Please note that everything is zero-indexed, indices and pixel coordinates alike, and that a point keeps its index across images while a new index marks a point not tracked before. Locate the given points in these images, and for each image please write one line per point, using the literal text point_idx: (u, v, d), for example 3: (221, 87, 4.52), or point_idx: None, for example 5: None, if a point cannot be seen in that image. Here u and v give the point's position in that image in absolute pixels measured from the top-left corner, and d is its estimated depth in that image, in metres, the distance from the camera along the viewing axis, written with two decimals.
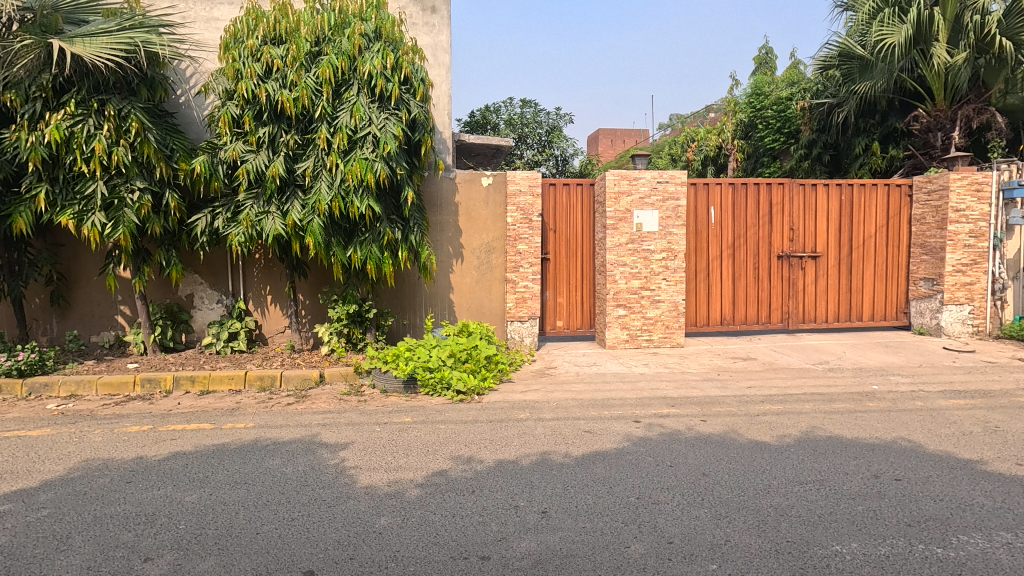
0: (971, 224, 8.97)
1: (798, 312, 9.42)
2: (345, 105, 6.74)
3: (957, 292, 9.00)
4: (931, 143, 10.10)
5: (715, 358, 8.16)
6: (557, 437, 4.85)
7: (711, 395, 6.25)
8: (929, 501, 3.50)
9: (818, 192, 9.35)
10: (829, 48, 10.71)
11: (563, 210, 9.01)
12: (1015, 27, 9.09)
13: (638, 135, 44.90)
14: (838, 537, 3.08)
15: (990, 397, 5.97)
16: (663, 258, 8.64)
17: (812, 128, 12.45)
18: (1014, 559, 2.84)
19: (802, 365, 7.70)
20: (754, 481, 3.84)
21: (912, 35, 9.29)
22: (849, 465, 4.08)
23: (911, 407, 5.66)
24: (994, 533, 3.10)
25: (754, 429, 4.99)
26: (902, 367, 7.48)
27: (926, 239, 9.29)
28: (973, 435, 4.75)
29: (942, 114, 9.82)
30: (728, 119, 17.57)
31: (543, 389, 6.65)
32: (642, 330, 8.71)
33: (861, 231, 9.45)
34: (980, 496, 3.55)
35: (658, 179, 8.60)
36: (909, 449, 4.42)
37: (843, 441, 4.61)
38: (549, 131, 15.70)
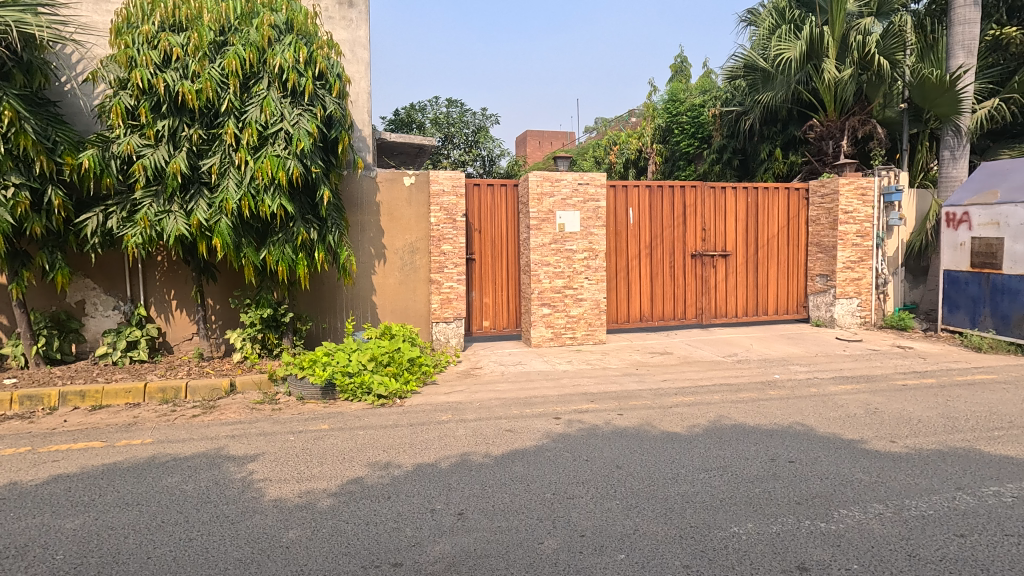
0: (858, 224, 9.85)
1: (711, 308, 9.97)
2: (254, 99, 6.40)
3: (847, 287, 9.86)
4: (824, 151, 10.92)
5: (635, 354, 8.48)
6: (478, 437, 4.85)
7: (629, 389, 6.48)
8: (817, 480, 3.80)
9: (727, 195, 9.93)
10: (735, 59, 11.42)
11: (488, 210, 9.04)
12: (891, 47, 9.98)
13: (564, 137, 45.77)
14: (736, 519, 3.28)
15: (872, 382, 6.59)
16: (585, 258, 8.87)
17: (722, 135, 13.39)
18: (886, 528, 3.14)
19: (713, 358, 8.17)
20: (663, 471, 4.02)
21: (805, 51, 10.13)
22: (750, 451, 4.36)
23: (806, 393, 6.15)
24: (869, 505, 3.41)
25: (666, 420, 5.23)
26: (801, 357, 8.09)
27: (821, 239, 10.10)
28: (856, 416, 5.23)
29: (833, 125, 10.63)
30: (647, 124, 18.37)
31: (467, 390, 6.63)
32: (566, 328, 8.89)
33: (765, 232, 10.14)
34: (860, 472, 3.91)
35: (579, 180, 8.80)
36: (802, 432, 4.79)
37: (745, 428, 4.94)
38: (475, 131, 15.66)
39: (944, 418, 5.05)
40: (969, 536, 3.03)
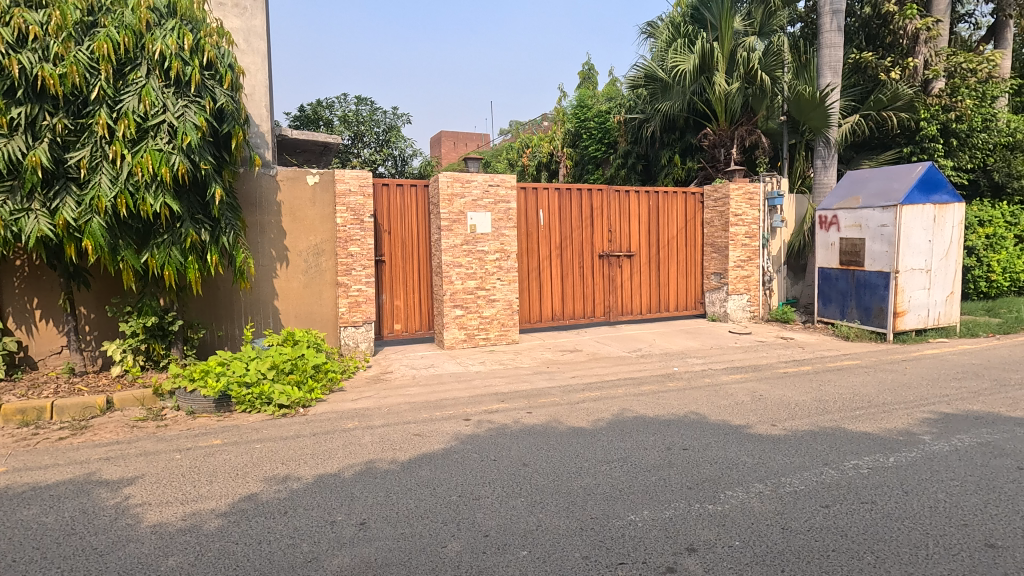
0: (746, 226, 10.67)
1: (618, 306, 10.40)
2: (131, 87, 5.83)
3: (738, 284, 10.66)
4: (717, 157, 11.75)
5: (546, 352, 8.66)
6: (385, 443, 4.73)
7: (539, 387, 6.61)
8: (707, 464, 4.07)
9: (631, 198, 10.40)
10: (636, 69, 12.06)
11: (397, 211, 8.85)
12: (771, 64, 10.92)
13: (479, 138, 45.97)
14: (633, 508, 3.43)
15: (758, 371, 7.18)
16: (497, 259, 8.92)
17: (627, 140, 14.16)
18: (764, 505, 3.42)
19: (620, 353, 8.54)
20: (568, 465, 4.13)
21: (698, 64, 11.03)
22: (649, 441, 4.59)
23: (701, 383, 6.59)
24: (751, 485, 3.70)
25: (572, 416, 5.38)
26: (698, 350, 8.64)
27: (714, 240, 10.86)
28: (743, 403, 5.67)
29: (724, 133, 11.47)
30: (558, 128, 18.85)
31: (376, 395, 6.45)
32: (479, 329, 8.90)
33: (666, 233, 10.73)
34: (745, 455, 4.23)
35: (489, 182, 8.85)
36: (696, 421, 5.11)
37: (645, 420, 5.19)
38: (386, 130, 15.29)
39: (815, 401, 5.60)
40: (832, 506, 3.37)
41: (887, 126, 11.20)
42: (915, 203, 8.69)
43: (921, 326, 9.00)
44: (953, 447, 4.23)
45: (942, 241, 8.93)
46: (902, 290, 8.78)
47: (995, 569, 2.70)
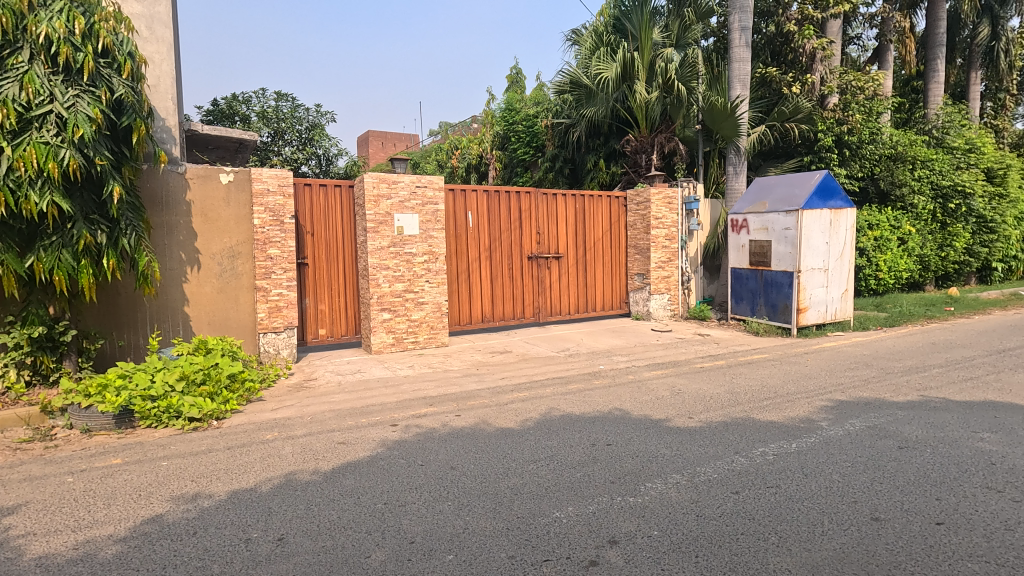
0: (666, 229, 11.16)
1: (547, 306, 10.58)
2: (10, 73, 5.25)
3: (659, 284, 11.14)
4: (639, 163, 12.31)
5: (476, 354, 8.65)
6: (306, 453, 4.55)
7: (468, 389, 6.59)
8: (629, 458, 4.23)
9: (558, 201, 10.62)
10: (562, 75, 12.40)
11: (321, 212, 8.54)
12: (687, 76, 11.59)
13: (408, 139, 45.29)
14: (559, 505, 3.49)
15: (677, 367, 7.53)
16: (425, 261, 8.81)
17: (555, 144, 14.58)
18: (681, 494, 3.59)
19: (548, 353, 8.68)
20: (495, 467, 4.14)
21: (619, 72, 11.46)
22: (575, 438, 4.69)
23: (626, 380, 6.83)
24: (669, 476, 3.88)
25: (501, 417, 5.41)
26: (623, 348, 8.95)
27: (637, 242, 11.28)
28: (663, 398, 5.93)
29: (645, 141, 12.03)
30: (487, 130, 18.91)
31: (298, 404, 6.18)
32: (408, 333, 8.75)
33: (592, 235, 11.04)
34: (664, 448, 4.42)
35: (417, 183, 8.73)
36: (620, 417, 5.28)
37: (571, 418, 5.31)
38: (309, 128, 14.72)
39: (728, 394, 5.96)
40: (741, 492, 3.59)
41: (789, 136, 12.13)
42: (814, 209, 9.45)
43: (821, 321, 9.80)
44: (846, 431, 4.63)
45: (837, 243, 9.76)
46: (803, 288, 9.52)
47: (879, 540, 2.98)
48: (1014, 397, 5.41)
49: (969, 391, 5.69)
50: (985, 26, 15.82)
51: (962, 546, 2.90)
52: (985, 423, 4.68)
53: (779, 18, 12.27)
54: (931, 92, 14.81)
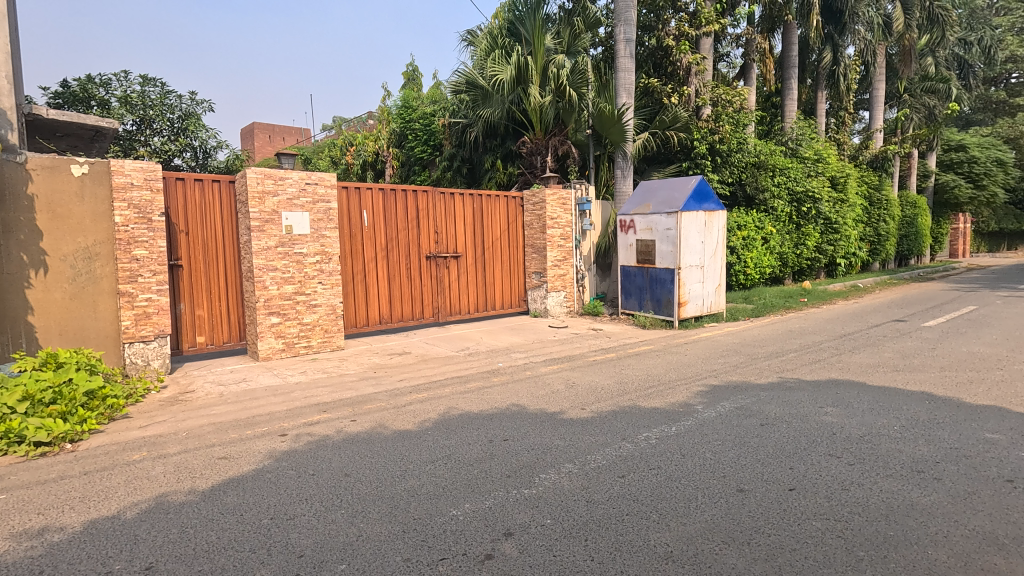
0: (561, 229, 11.52)
1: (446, 306, 10.54)
2: None
3: (556, 282, 11.50)
4: (535, 165, 12.75)
5: (374, 356, 8.42)
6: (181, 472, 4.17)
7: (364, 393, 6.40)
8: (525, 452, 4.34)
9: (455, 201, 10.61)
10: (458, 75, 12.64)
11: (197, 209, 7.85)
12: (577, 82, 12.12)
13: (299, 133, 42.91)
14: (456, 503, 3.51)
15: (572, 361, 7.86)
16: (317, 262, 8.41)
17: (452, 144, 14.64)
18: (572, 482, 3.76)
19: (448, 353, 8.67)
20: (392, 470, 4.08)
21: (514, 75, 11.76)
22: (473, 436, 4.74)
23: (523, 376, 7.01)
24: (562, 466, 4.04)
25: (399, 419, 5.32)
26: (522, 345, 9.16)
27: (534, 241, 11.56)
28: (558, 392, 6.15)
29: (539, 143, 12.42)
30: (382, 127, 18.37)
31: (172, 419, 5.64)
32: (299, 337, 8.31)
33: (490, 235, 11.17)
34: (557, 439, 4.60)
35: (306, 180, 8.31)
36: (517, 412, 5.41)
37: (470, 416, 5.35)
38: (182, 117, 13.44)
39: (617, 384, 6.33)
40: (627, 475, 3.83)
41: (670, 144, 13.10)
42: (691, 211, 10.27)
43: (699, 313, 10.69)
44: (718, 413, 5.10)
45: (711, 242, 10.68)
46: (683, 284, 10.32)
47: (743, 508, 3.33)
48: (851, 375, 6.28)
49: (817, 372, 6.52)
50: (828, 53, 18.07)
51: (809, 507, 3.32)
52: (829, 398, 5.38)
53: (659, 33, 13.19)
54: (787, 108, 16.70)
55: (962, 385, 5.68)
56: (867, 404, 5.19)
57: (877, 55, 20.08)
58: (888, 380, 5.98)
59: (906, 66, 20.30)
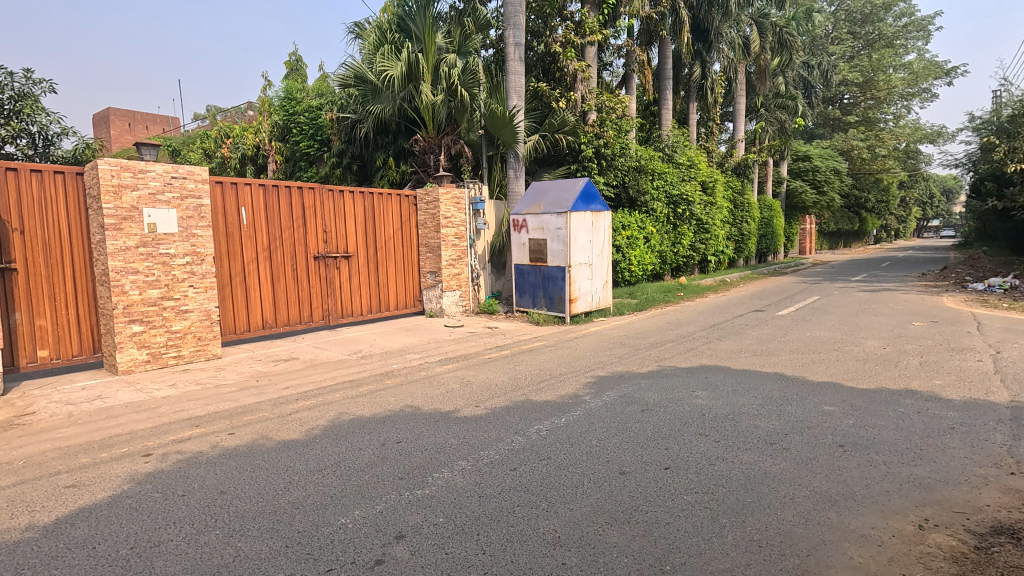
0: (455, 228, 11.47)
1: (337, 308, 10.12)
2: None
3: (451, 281, 11.44)
4: (428, 163, 12.53)
5: (255, 364, 7.87)
6: (18, 506, 3.63)
7: (244, 404, 5.95)
8: (418, 453, 4.30)
9: (344, 199, 10.20)
10: (345, 68, 12.22)
11: (35, 204, 6.83)
12: (469, 82, 12.19)
13: (166, 123, 38.86)
14: (345, 510, 3.39)
15: (467, 359, 7.90)
16: (187, 263, 7.67)
17: (341, 139, 14.10)
18: (465, 479, 3.78)
19: (339, 357, 8.33)
20: (275, 482, 3.84)
21: (404, 72, 11.60)
22: (364, 441, 4.60)
23: (418, 377, 6.93)
24: (456, 463, 4.05)
25: (283, 429, 5.02)
26: (417, 346, 9.04)
27: (428, 240, 11.43)
28: (453, 391, 6.15)
29: (432, 141, 12.29)
30: (263, 119, 17.17)
31: (6, 446, 4.88)
32: (167, 347, 7.54)
33: (382, 234, 10.87)
34: (451, 438, 4.60)
35: (172, 173, 7.55)
36: (411, 413, 5.33)
37: (361, 420, 5.19)
38: (15, 98, 11.61)
39: (511, 380, 6.46)
40: (518, 468, 3.93)
41: (559, 146, 13.61)
42: (579, 211, 10.73)
43: (588, 309, 11.22)
44: (604, 402, 5.40)
45: (598, 241, 11.24)
46: (573, 281, 10.77)
47: (624, 489, 3.56)
48: (718, 361, 6.94)
49: (691, 359, 7.12)
50: (698, 67, 19.75)
51: (681, 483, 3.62)
52: (699, 383, 5.91)
53: (547, 39, 13.65)
54: (664, 117, 18.02)
55: (806, 366, 6.49)
56: (731, 386, 5.76)
57: (738, 72, 22.31)
58: (749, 364, 6.68)
59: (761, 83, 22.77)
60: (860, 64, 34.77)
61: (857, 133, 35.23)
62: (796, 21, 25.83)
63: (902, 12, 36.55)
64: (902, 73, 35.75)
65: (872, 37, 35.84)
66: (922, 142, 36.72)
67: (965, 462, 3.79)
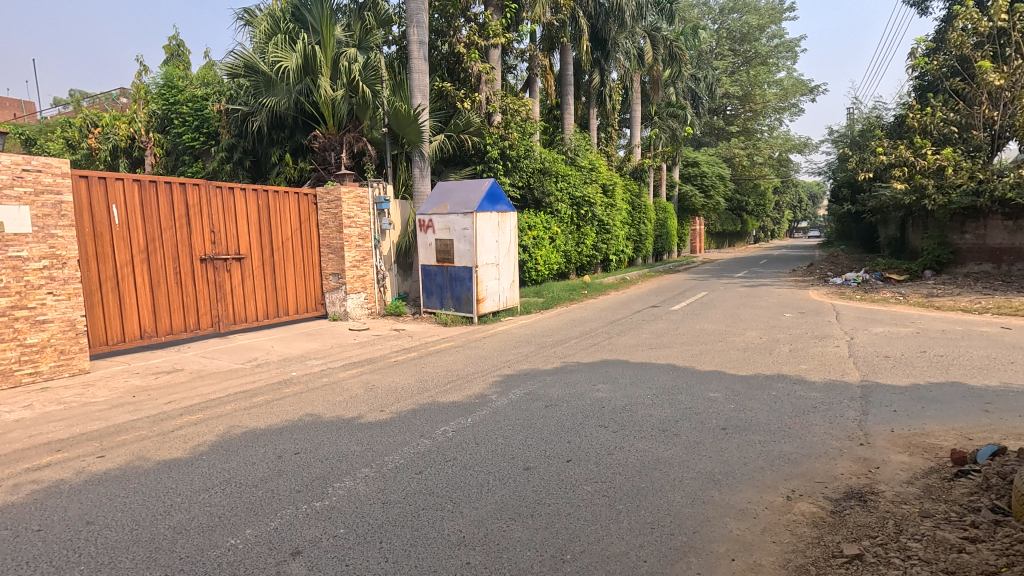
0: (359, 228, 11.09)
1: (228, 314, 9.43)
2: None
3: (355, 283, 11.04)
4: (328, 161, 12.01)
5: (131, 378, 7.12)
6: None
7: (117, 423, 5.37)
8: (318, 463, 4.11)
9: (235, 196, 9.51)
10: (234, 56, 11.47)
11: None
12: (371, 78, 11.82)
13: (16, 107, 34.05)
14: (234, 531, 3.17)
15: (372, 363, 7.68)
16: (44, 268, 6.78)
17: (230, 133, 13.17)
18: (368, 487, 3.68)
19: (231, 366, 7.77)
20: (153, 507, 3.50)
21: (300, 64, 11.10)
22: (258, 454, 4.33)
23: (319, 384, 6.62)
24: (358, 471, 3.92)
25: (164, 448, 4.60)
26: (318, 351, 8.65)
27: (330, 241, 10.96)
28: (356, 396, 5.95)
29: (333, 138, 11.80)
30: (138, 108, 15.50)
31: None
32: (21, 363, 6.62)
33: (279, 234, 10.28)
34: (354, 445, 4.45)
35: (22, 166, 6.64)
36: (311, 422, 5.09)
37: (255, 433, 4.87)
38: None
39: (417, 383, 6.37)
40: (424, 471, 3.89)
41: (465, 147, 13.61)
42: (485, 211, 10.78)
43: (496, 308, 11.34)
44: (509, 400, 5.48)
45: (504, 241, 11.38)
46: (480, 281, 10.82)
47: (528, 484, 3.64)
48: (617, 355, 7.30)
49: (592, 354, 7.43)
50: (597, 75, 20.61)
51: (582, 473, 3.77)
52: (600, 377, 6.19)
53: (451, 39, 13.60)
54: (566, 121, 18.61)
55: (695, 356, 7.01)
56: (629, 379, 6.08)
57: (634, 81, 23.56)
58: (645, 357, 7.10)
59: (654, 93, 24.23)
60: (740, 79, 38.05)
61: (739, 142, 38.58)
62: (684, 36, 27.74)
63: (774, 34, 40.43)
64: (775, 89, 39.62)
65: (750, 55, 39.34)
66: (791, 152, 40.95)
67: (825, 437, 4.28)
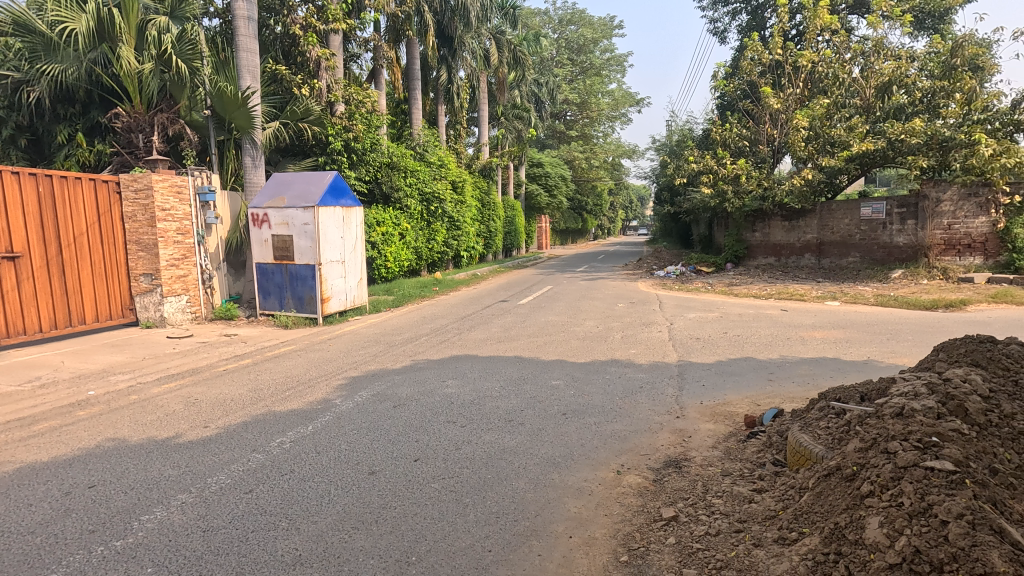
0: (177, 222, 9.75)
1: None
2: None
3: (174, 284, 9.69)
4: (134, 143, 10.42)
5: None
6: None
7: None
8: (120, 495, 3.52)
9: (3, 181, 7.76)
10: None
11: None
12: (188, 53, 10.41)
13: None
14: None
15: (195, 374, 6.82)
16: None
17: None
18: (185, 515, 3.23)
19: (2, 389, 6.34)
20: None
21: (93, 29, 9.40)
22: (38, 494, 3.57)
23: (125, 402, 5.69)
24: (172, 499, 3.43)
25: None
26: (126, 365, 7.44)
27: (140, 236, 9.46)
28: (175, 413, 5.22)
29: (141, 117, 10.24)
30: None
31: None
32: None
33: (69, 227, 8.62)
34: (169, 469, 3.89)
35: None
36: (113, 448, 4.35)
37: (34, 468, 4.01)
38: None
39: (250, 393, 5.80)
40: (254, 489, 3.53)
41: (304, 135, 12.77)
42: (328, 206, 10.15)
43: (342, 308, 10.78)
44: (354, 403, 5.23)
45: (350, 237, 10.85)
46: (325, 280, 10.19)
47: (373, 490, 3.50)
48: (467, 350, 7.38)
49: (442, 350, 7.42)
50: (444, 72, 20.67)
51: (430, 472, 3.73)
52: (449, 373, 6.19)
53: (285, 19, 12.59)
54: (414, 116, 18.33)
55: (539, 347, 7.36)
56: (477, 372, 6.16)
57: (480, 80, 24.06)
58: (493, 350, 7.27)
59: (500, 94, 24.97)
60: (577, 87, 40.95)
61: (578, 146, 41.50)
62: (527, 41, 29.02)
63: (606, 48, 44.12)
64: (608, 98, 43.29)
65: (586, 65, 42.38)
66: (622, 157, 45.12)
67: (649, 414, 4.76)
